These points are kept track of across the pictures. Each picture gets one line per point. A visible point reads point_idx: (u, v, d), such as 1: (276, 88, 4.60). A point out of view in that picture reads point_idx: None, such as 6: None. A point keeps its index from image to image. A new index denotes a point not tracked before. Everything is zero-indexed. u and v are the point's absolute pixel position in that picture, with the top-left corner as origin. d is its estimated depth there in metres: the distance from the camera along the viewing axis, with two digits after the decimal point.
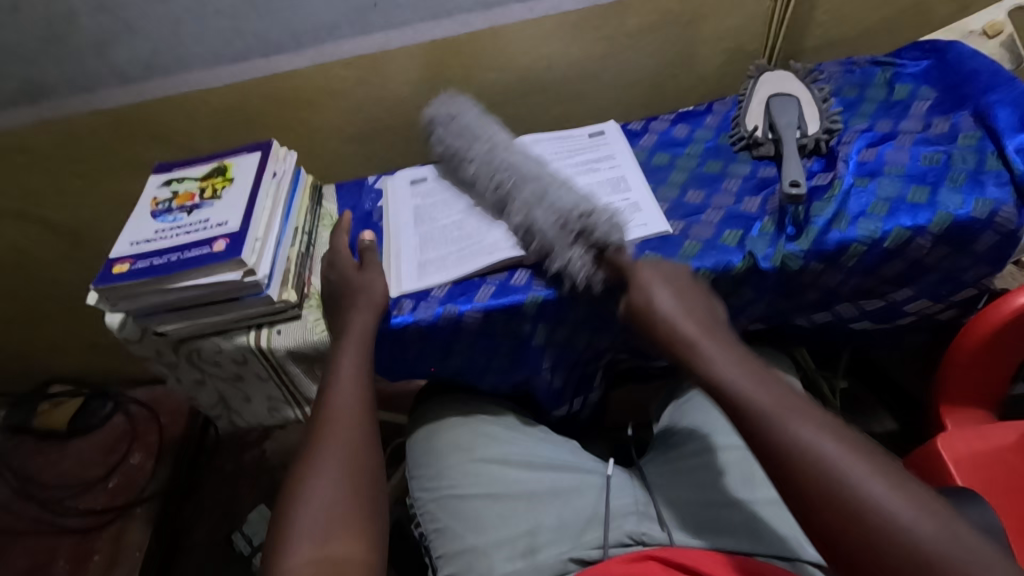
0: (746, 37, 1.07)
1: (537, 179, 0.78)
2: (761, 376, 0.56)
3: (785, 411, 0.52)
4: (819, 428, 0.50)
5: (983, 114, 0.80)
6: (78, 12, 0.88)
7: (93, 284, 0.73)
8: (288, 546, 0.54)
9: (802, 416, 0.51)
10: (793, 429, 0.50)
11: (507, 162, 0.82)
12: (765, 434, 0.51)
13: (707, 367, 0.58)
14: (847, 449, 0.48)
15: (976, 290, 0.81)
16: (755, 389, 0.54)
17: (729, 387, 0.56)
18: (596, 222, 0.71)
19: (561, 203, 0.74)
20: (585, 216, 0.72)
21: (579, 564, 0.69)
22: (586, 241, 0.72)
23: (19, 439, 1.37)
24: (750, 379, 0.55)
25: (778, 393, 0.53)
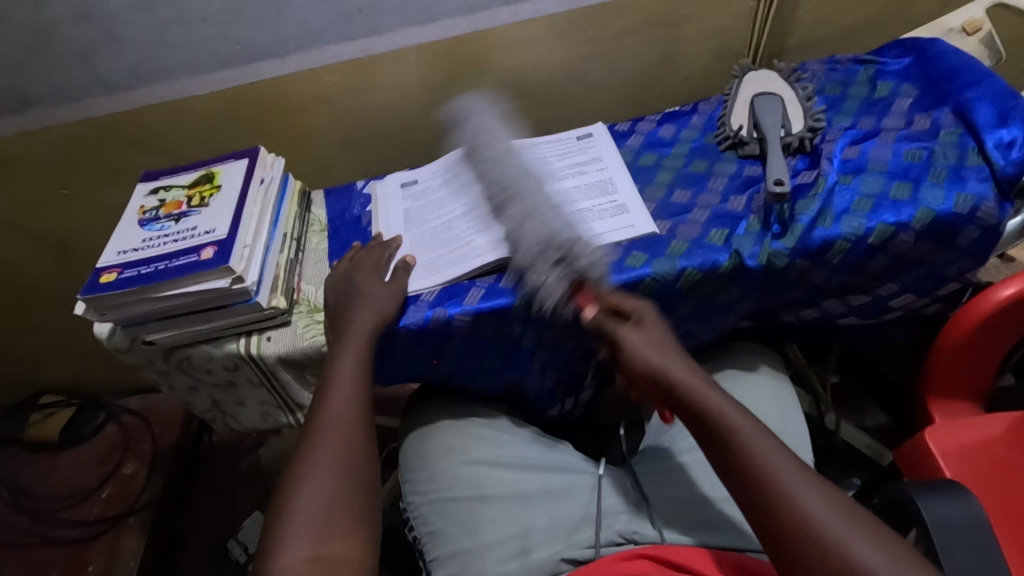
0: (731, 37, 1.07)
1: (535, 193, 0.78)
2: (753, 426, 0.56)
3: (780, 467, 0.53)
4: (810, 488, 0.51)
5: (963, 110, 0.80)
6: (61, 22, 0.87)
7: (81, 294, 0.73)
8: (283, 545, 0.54)
9: (794, 473, 0.52)
10: (787, 489, 0.51)
11: (505, 172, 0.81)
12: (759, 487, 0.52)
13: (704, 411, 0.58)
14: (834, 510, 0.50)
15: (959, 284, 0.82)
16: (750, 442, 0.55)
17: (725, 433, 0.56)
18: (576, 253, 0.70)
19: (547, 226, 0.72)
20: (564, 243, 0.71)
21: (572, 564, 0.70)
22: (566, 266, 0.70)
23: (10, 451, 1.36)
24: (744, 427, 0.56)
25: (768, 444, 0.54)
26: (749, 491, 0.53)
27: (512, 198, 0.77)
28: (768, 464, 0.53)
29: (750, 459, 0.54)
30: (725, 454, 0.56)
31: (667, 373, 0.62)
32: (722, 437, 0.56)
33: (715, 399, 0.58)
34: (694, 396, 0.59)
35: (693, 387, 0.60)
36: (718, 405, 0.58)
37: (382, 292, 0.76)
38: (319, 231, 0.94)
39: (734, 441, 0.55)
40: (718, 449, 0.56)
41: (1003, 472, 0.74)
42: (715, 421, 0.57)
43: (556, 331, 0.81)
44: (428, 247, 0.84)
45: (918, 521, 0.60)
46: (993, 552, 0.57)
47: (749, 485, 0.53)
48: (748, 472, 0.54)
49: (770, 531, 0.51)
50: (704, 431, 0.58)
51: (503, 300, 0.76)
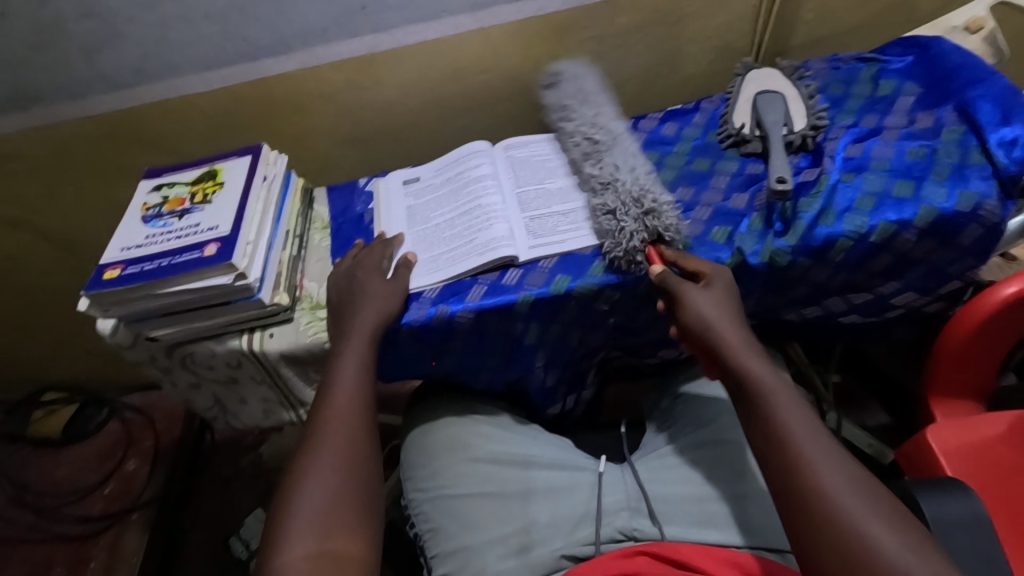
0: (734, 35, 1.07)
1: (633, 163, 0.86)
2: (792, 398, 0.58)
3: (811, 438, 0.55)
4: (836, 461, 0.53)
5: (966, 108, 0.80)
6: (65, 20, 0.87)
7: (84, 290, 0.73)
8: (286, 541, 0.55)
9: (825, 447, 0.54)
10: (810, 458, 0.53)
11: (606, 141, 0.89)
12: (784, 451, 0.55)
13: (745, 376, 0.61)
14: (855, 487, 0.52)
15: (962, 282, 0.82)
16: (784, 409, 0.57)
17: (761, 400, 0.59)
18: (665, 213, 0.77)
19: (639, 188, 0.80)
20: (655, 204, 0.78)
21: (572, 560, 0.70)
22: (647, 223, 0.76)
23: (14, 448, 1.37)
24: (782, 397, 0.58)
25: (804, 417, 0.57)
26: (775, 453, 0.56)
27: (609, 161, 0.85)
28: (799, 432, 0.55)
29: (782, 424, 0.56)
30: (758, 418, 0.58)
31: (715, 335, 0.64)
32: (758, 403, 0.59)
33: (757, 368, 0.61)
34: (737, 362, 0.62)
35: (737, 353, 0.62)
36: (760, 373, 0.60)
37: (387, 289, 0.77)
38: (321, 228, 0.94)
39: (773, 405, 0.58)
40: (752, 407, 0.59)
41: (1004, 471, 0.74)
42: (753, 388, 0.60)
43: (558, 328, 0.81)
44: (431, 245, 0.84)
45: (919, 521, 0.60)
46: (994, 551, 0.57)
47: (776, 448, 0.56)
48: (776, 437, 0.56)
49: (786, 493, 0.54)
50: (744, 395, 0.60)
51: (505, 297, 0.76)
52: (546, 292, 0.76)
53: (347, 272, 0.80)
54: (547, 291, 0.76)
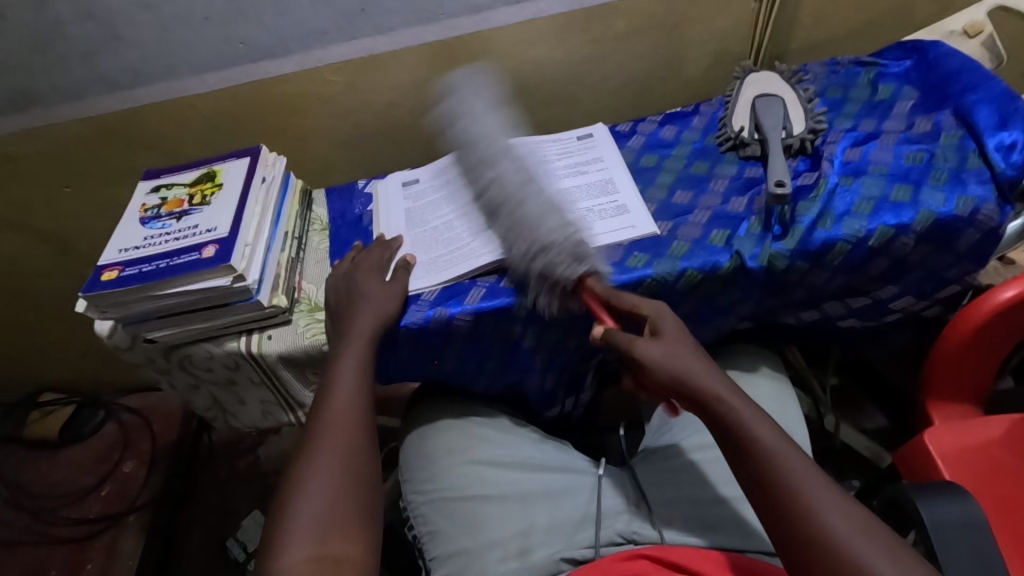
0: (732, 38, 1.07)
1: (515, 186, 0.77)
2: (777, 437, 0.56)
3: (805, 479, 0.53)
4: (834, 500, 0.52)
5: (964, 112, 0.81)
6: (64, 21, 0.87)
7: (82, 292, 0.73)
8: (286, 543, 0.55)
9: (820, 486, 0.53)
10: (811, 502, 0.52)
11: (489, 172, 0.81)
12: (783, 501, 0.53)
13: (729, 420, 0.58)
14: (855, 524, 0.51)
15: (960, 286, 0.82)
16: (774, 455, 0.55)
17: (748, 444, 0.56)
18: (557, 261, 0.71)
19: (528, 233, 0.74)
20: (546, 253, 0.72)
21: (571, 563, 0.70)
22: (546, 284, 0.73)
23: (10, 449, 1.37)
24: (769, 439, 0.56)
25: (792, 456, 0.55)
26: (771, 501, 0.54)
27: (494, 199, 0.79)
28: (793, 475, 0.54)
29: (774, 470, 0.54)
30: (747, 464, 0.56)
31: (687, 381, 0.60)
32: (745, 448, 0.56)
33: (737, 408, 0.58)
34: (716, 406, 0.59)
35: (718, 397, 0.59)
36: (741, 414, 0.57)
37: (386, 291, 0.76)
38: (320, 230, 0.94)
39: (759, 450, 0.55)
40: (736, 453, 0.57)
41: (1003, 474, 0.74)
42: (737, 432, 0.57)
43: (556, 330, 0.81)
44: (430, 247, 0.84)
45: (917, 524, 0.60)
46: (994, 555, 0.57)
47: (773, 498, 0.54)
48: (771, 486, 0.54)
49: (790, 540, 0.52)
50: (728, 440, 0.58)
51: (504, 300, 0.76)
52: (545, 295, 0.76)
53: (345, 274, 0.79)
54: None
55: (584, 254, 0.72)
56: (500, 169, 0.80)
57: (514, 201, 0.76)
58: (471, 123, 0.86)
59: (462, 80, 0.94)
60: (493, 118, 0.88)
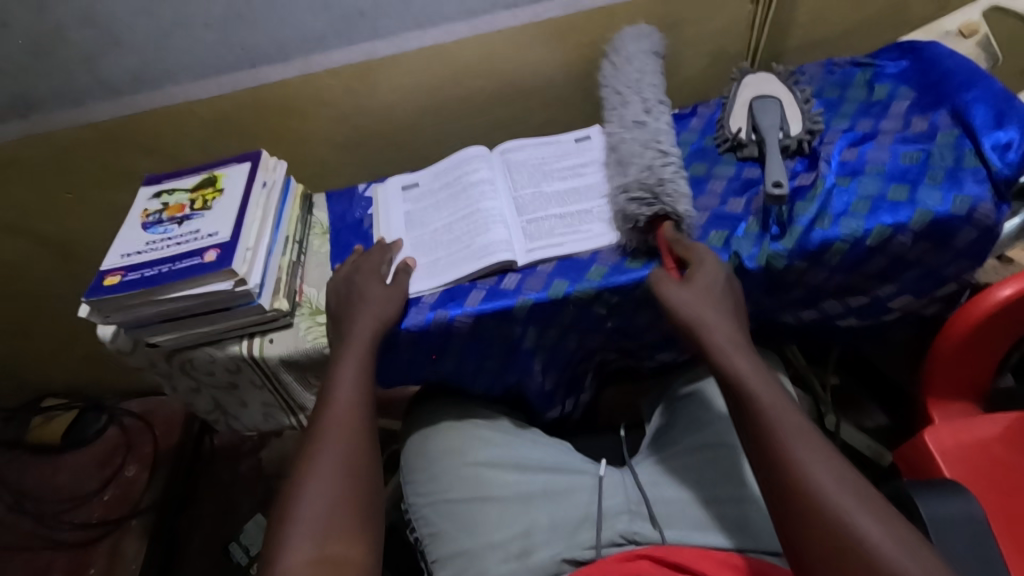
0: (729, 40, 1.08)
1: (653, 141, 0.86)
2: (776, 394, 0.59)
3: (797, 433, 0.56)
4: (823, 455, 0.54)
5: (960, 112, 0.81)
6: (65, 28, 0.88)
7: (85, 297, 0.73)
8: (287, 546, 0.55)
9: (811, 441, 0.55)
10: (797, 454, 0.54)
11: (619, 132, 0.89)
12: (772, 451, 0.55)
13: (732, 377, 0.61)
14: (840, 481, 0.53)
15: (958, 284, 0.83)
16: (772, 407, 0.58)
17: (747, 399, 0.59)
18: (632, 200, 0.78)
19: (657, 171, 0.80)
20: (626, 192, 0.80)
21: (573, 564, 0.71)
22: (652, 203, 0.77)
23: (14, 454, 1.37)
24: (766, 392, 0.59)
25: (789, 412, 0.57)
26: (761, 450, 0.56)
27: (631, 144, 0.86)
28: (785, 429, 0.56)
29: (767, 422, 0.57)
30: (745, 418, 0.59)
31: (704, 336, 0.65)
32: (743, 403, 0.59)
33: (742, 366, 0.61)
34: (724, 364, 0.62)
35: (724, 354, 0.63)
36: (744, 371, 0.61)
37: (387, 294, 0.77)
38: (321, 234, 0.95)
39: (755, 403, 0.58)
40: (739, 408, 0.60)
41: (1003, 471, 0.74)
42: (737, 387, 0.60)
43: (556, 331, 0.81)
44: (430, 249, 0.85)
45: (916, 522, 0.60)
46: (992, 552, 0.57)
47: (763, 448, 0.56)
48: (761, 438, 0.57)
49: (775, 489, 0.54)
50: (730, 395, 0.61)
51: (504, 302, 0.76)
52: (545, 296, 0.76)
53: (349, 276, 0.80)
54: (546, 295, 0.76)
55: (654, 196, 0.77)
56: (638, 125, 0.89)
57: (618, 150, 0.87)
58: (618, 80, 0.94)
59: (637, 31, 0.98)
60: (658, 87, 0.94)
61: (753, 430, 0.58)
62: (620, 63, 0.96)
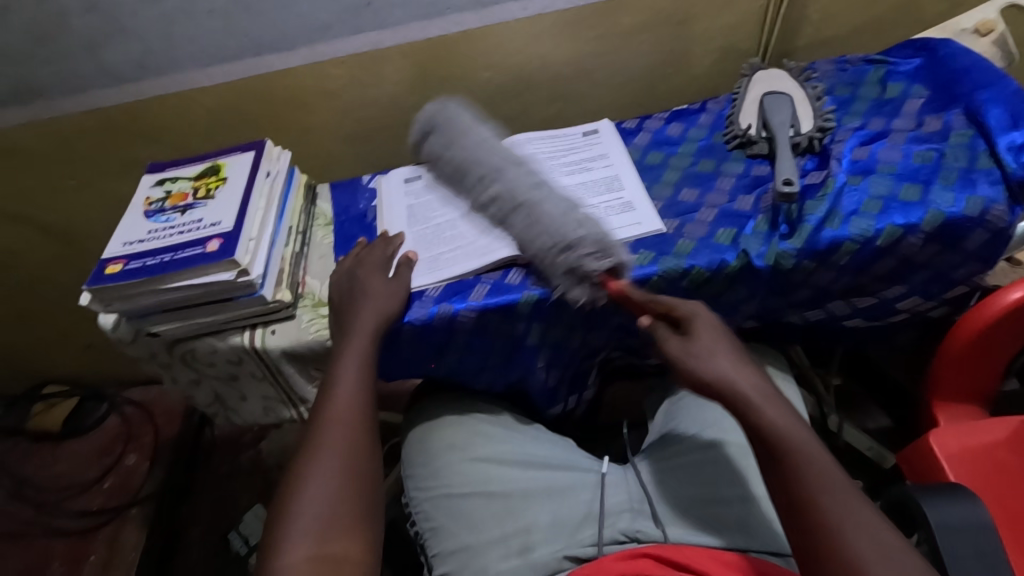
0: (739, 36, 1.07)
1: (527, 188, 0.77)
2: (811, 454, 0.54)
3: (836, 492, 0.52)
4: (860, 520, 0.50)
5: (975, 112, 0.80)
6: (69, 13, 0.87)
7: (86, 285, 0.73)
8: (285, 544, 0.54)
9: (848, 501, 0.51)
10: (834, 525, 0.50)
11: (494, 184, 0.79)
12: (806, 518, 0.52)
13: (760, 431, 0.57)
14: (882, 549, 0.49)
15: (967, 287, 0.82)
16: (804, 465, 0.54)
17: (777, 453, 0.55)
18: (584, 255, 0.70)
19: (547, 229, 0.72)
20: (572, 249, 0.70)
21: (574, 561, 0.70)
22: (576, 275, 0.71)
23: (14, 440, 1.37)
24: (797, 449, 0.55)
25: (824, 471, 0.53)
26: (794, 514, 0.53)
27: (506, 204, 0.77)
28: (818, 491, 0.52)
29: (801, 482, 0.53)
30: (778, 478, 0.55)
31: (729, 385, 0.60)
32: (776, 461, 0.55)
33: (771, 417, 0.57)
34: (749, 415, 0.58)
35: (749, 403, 0.58)
36: (773, 424, 0.56)
37: (392, 288, 0.76)
38: (324, 225, 0.94)
39: (793, 461, 0.54)
40: (769, 467, 0.56)
41: (1009, 472, 0.73)
42: (769, 441, 0.56)
43: (560, 329, 0.81)
44: (435, 243, 0.84)
45: (921, 523, 0.60)
46: (999, 559, 0.57)
47: (797, 514, 0.53)
48: (793, 502, 0.53)
49: (806, 554, 0.51)
50: (763, 448, 0.56)
51: (509, 297, 0.76)
52: (549, 293, 0.76)
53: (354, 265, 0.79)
54: (550, 291, 0.75)
55: (606, 248, 0.71)
56: (506, 177, 0.79)
57: (524, 203, 0.76)
58: (484, 139, 0.84)
59: (444, 108, 0.90)
60: (485, 128, 0.86)
61: (785, 491, 0.54)
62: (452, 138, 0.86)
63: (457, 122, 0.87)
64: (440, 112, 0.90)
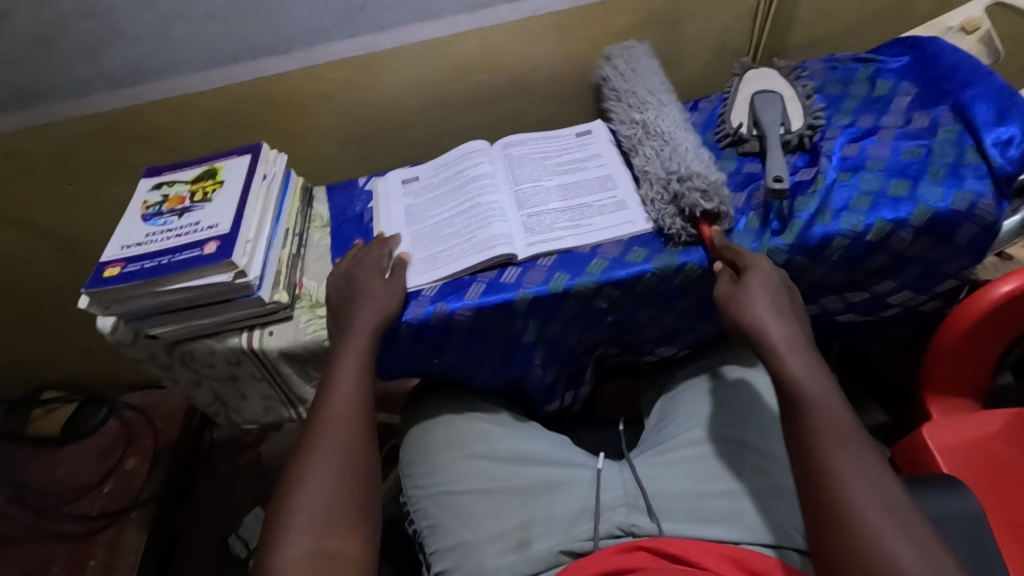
0: (731, 36, 1.08)
1: (674, 130, 0.87)
2: (829, 406, 0.58)
3: (846, 442, 0.55)
4: (865, 470, 0.53)
5: (961, 108, 0.81)
6: (67, 18, 0.88)
7: (85, 288, 0.73)
8: (285, 540, 0.55)
9: (856, 454, 0.54)
10: (838, 471, 0.53)
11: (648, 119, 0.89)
12: (808, 458, 0.55)
13: (784, 379, 0.60)
14: (880, 498, 0.51)
15: (957, 281, 0.82)
16: (819, 415, 0.57)
17: (799, 399, 0.59)
18: (692, 189, 0.77)
19: (674, 162, 0.81)
20: (685, 180, 0.78)
21: (570, 556, 0.71)
22: (678, 205, 0.78)
23: (14, 446, 1.38)
24: (819, 400, 0.58)
25: (840, 422, 0.56)
26: (800, 452, 0.57)
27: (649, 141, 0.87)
28: (829, 439, 0.55)
29: (815, 428, 0.57)
30: (797, 423, 0.58)
31: (763, 333, 0.64)
32: (796, 408, 0.59)
33: (796, 367, 0.61)
34: (777, 362, 0.62)
35: (778, 352, 0.62)
36: (799, 373, 0.60)
37: (389, 289, 0.77)
38: (321, 227, 0.95)
39: (813, 408, 0.58)
40: (790, 413, 0.59)
41: (1001, 464, 0.74)
42: (792, 388, 0.60)
43: (556, 326, 0.82)
44: (430, 243, 0.84)
45: (915, 514, 0.60)
46: (991, 549, 0.57)
47: (807, 458, 0.56)
48: (803, 441, 0.57)
49: (811, 496, 0.54)
50: (787, 396, 0.60)
51: (504, 295, 0.76)
52: (545, 290, 0.76)
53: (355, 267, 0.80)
54: (545, 288, 0.76)
55: (715, 191, 0.77)
56: (660, 114, 0.90)
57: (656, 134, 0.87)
58: (648, 83, 0.94)
59: (633, 49, 1.00)
60: (663, 76, 0.96)
61: (800, 436, 0.57)
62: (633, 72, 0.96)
63: (639, 63, 0.97)
64: (626, 52, 1.00)
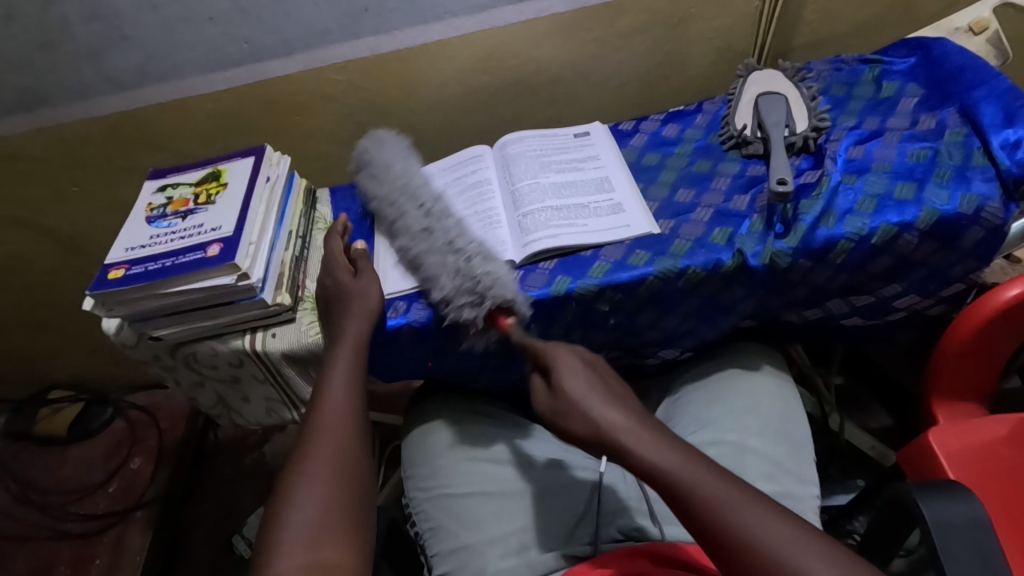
0: (735, 37, 1.07)
1: (416, 241, 0.78)
2: (695, 471, 0.52)
3: (730, 502, 0.49)
4: (765, 519, 0.48)
5: (969, 110, 0.80)
6: (71, 22, 0.88)
7: (89, 290, 0.74)
8: (276, 555, 0.53)
9: (750, 507, 0.49)
10: (748, 535, 0.48)
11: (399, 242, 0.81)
12: (746, 563, 0.47)
13: (642, 470, 0.54)
14: (796, 539, 0.47)
15: (964, 285, 0.82)
16: (696, 488, 0.51)
17: (664, 484, 0.52)
18: (460, 307, 0.71)
19: (434, 285, 0.74)
20: (451, 303, 0.72)
21: (571, 560, 0.70)
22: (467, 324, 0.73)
23: (20, 445, 1.39)
24: (685, 473, 0.52)
25: (714, 483, 0.51)
26: (734, 566, 0.48)
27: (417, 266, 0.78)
28: (722, 506, 0.49)
29: (699, 504, 0.50)
30: (681, 508, 0.51)
31: (602, 428, 0.57)
32: (671, 494, 0.52)
33: (645, 452, 0.54)
34: (629, 454, 0.55)
35: (630, 440, 0.55)
36: (651, 456, 0.54)
37: (361, 284, 0.77)
38: (324, 229, 0.95)
39: (697, 503, 0.50)
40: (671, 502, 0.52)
41: (1003, 471, 0.74)
42: (655, 477, 0.53)
43: (558, 330, 0.81)
44: None
45: (918, 519, 0.60)
46: (997, 557, 0.56)
47: (715, 540, 0.49)
48: (698, 526, 0.50)
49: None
50: (657, 488, 0.53)
51: None
52: (547, 293, 0.76)
53: (336, 264, 0.81)
54: (547, 291, 0.76)
55: (482, 294, 0.70)
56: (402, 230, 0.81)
57: (416, 257, 0.77)
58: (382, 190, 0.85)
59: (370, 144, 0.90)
60: (405, 169, 0.87)
61: (691, 518, 0.51)
62: (379, 174, 0.87)
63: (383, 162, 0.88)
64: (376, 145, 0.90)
